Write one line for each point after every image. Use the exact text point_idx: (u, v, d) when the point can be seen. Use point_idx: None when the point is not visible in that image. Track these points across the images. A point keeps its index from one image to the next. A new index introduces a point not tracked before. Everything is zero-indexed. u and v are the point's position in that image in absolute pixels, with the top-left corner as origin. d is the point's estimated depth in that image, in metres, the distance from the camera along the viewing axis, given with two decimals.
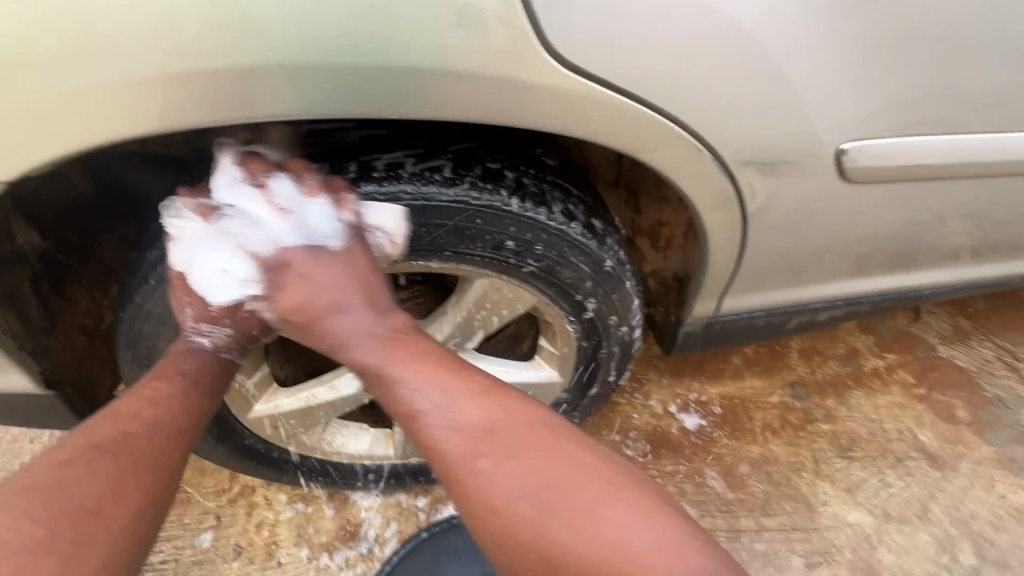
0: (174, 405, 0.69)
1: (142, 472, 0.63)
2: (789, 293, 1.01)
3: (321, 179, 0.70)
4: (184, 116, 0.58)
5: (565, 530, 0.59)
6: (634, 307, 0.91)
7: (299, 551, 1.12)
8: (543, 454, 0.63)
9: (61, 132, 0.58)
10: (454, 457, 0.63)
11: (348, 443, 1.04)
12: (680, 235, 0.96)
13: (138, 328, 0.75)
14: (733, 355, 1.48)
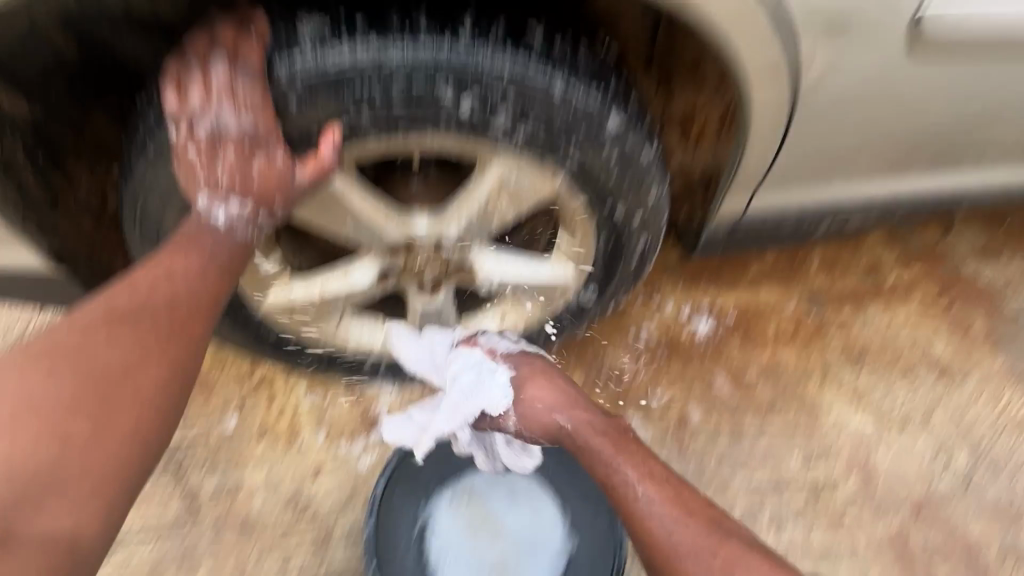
0: (192, 279, 0.70)
1: (165, 342, 0.67)
2: (822, 192, 0.96)
3: (329, 33, 0.65)
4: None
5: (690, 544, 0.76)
6: (658, 195, 0.84)
7: (320, 434, 1.18)
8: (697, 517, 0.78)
9: None
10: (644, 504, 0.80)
11: (364, 335, 1.04)
12: (714, 126, 0.87)
13: (142, 203, 0.73)
14: (752, 264, 1.45)
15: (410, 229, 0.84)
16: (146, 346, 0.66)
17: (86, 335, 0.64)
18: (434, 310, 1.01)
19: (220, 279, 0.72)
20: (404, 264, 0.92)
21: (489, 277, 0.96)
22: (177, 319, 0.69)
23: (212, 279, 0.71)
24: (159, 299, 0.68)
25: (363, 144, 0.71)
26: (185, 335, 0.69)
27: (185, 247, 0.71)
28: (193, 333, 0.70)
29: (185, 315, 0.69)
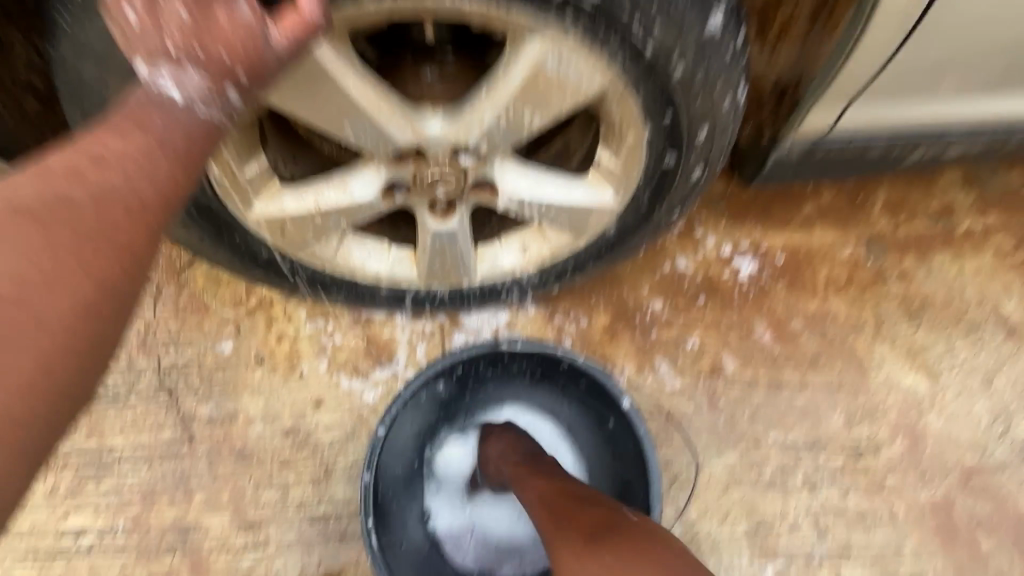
0: (133, 170, 0.47)
1: (94, 267, 0.44)
2: (919, 107, 0.79)
3: None
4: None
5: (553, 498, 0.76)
6: (732, 106, 0.69)
7: (321, 365, 1.09)
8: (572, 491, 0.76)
9: None
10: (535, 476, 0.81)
11: (367, 260, 0.92)
12: (806, 16, 0.68)
13: (81, 71, 0.61)
14: (806, 202, 1.27)
15: (421, 130, 0.68)
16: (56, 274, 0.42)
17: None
18: (448, 235, 0.86)
19: (175, 177, 0.48)
20: (414, 175, 0.77)
21: (512, 199, 0.81)
22: (95, 240, 0.44)
23: (167, 179, 0.48)
24: (82, 198, 0.44)
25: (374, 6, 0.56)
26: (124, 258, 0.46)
27: (124, 133, 0.47)
28: (132, 257, 0.46)
29: (130, 226, 0.46)
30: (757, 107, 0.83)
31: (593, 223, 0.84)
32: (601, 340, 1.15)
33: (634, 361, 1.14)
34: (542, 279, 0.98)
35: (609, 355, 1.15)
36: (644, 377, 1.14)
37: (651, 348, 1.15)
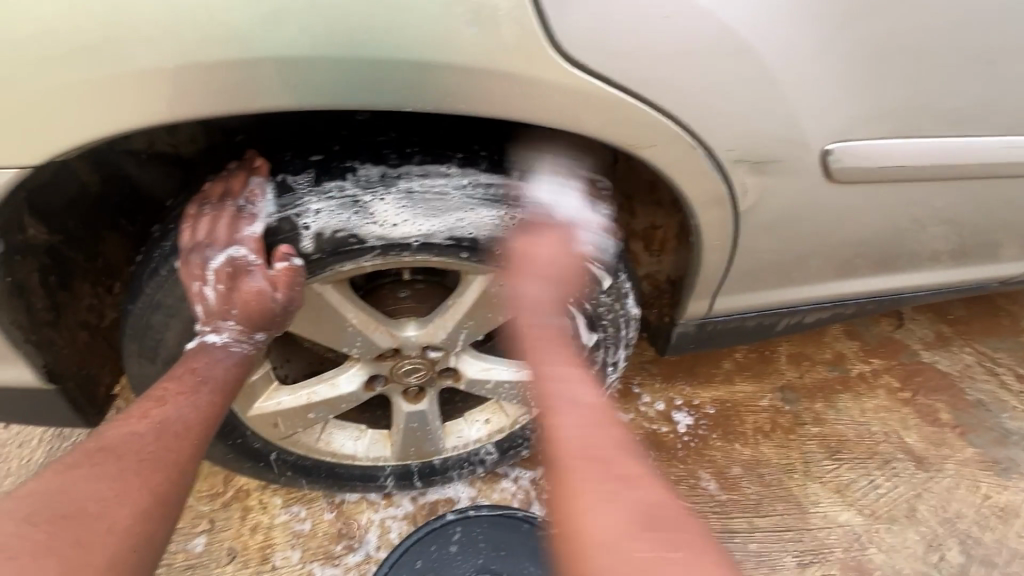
0: (184, 407, 0.70)
1: (153, 480, 0.63)
2: (776, 295, 1.05)
3: (314, 172, 0.73)
4: (203, 105, 0.59)
5: (615, 510, 0.59)
6: (626, 307, 0.93)
7: (294, 554, 1.11)
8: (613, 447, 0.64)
9: (69, 127, 0.58)
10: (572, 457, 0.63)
11: (347, 443, 1.04)
12: (673, 237, 1.02)
13: (148, 319, 0.76)
14: (724, 360, 1.51)
15: (399, 336, 0.88)
16: (127, 489, 0.61)
17: (73, 481, 0.60)
18: (419, 414, 1.01)
19: (210, 406, 0.72)
20: (391, 369, 0.93)
21: (471, 382, 1.00)
22: (156, 461, 0.64)
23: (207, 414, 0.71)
24: (148, 434, 0.66)
25: (348, 266, 0.76)
26: (178, 471, 0.65)
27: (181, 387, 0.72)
28: (182, 468, 0.65)
29: (180, 446, 0.67)
30: (660, 295, 1.11)
31: None
32: None
33: None
34: (503, 448, 1.11)
35: None
36: None
37: None
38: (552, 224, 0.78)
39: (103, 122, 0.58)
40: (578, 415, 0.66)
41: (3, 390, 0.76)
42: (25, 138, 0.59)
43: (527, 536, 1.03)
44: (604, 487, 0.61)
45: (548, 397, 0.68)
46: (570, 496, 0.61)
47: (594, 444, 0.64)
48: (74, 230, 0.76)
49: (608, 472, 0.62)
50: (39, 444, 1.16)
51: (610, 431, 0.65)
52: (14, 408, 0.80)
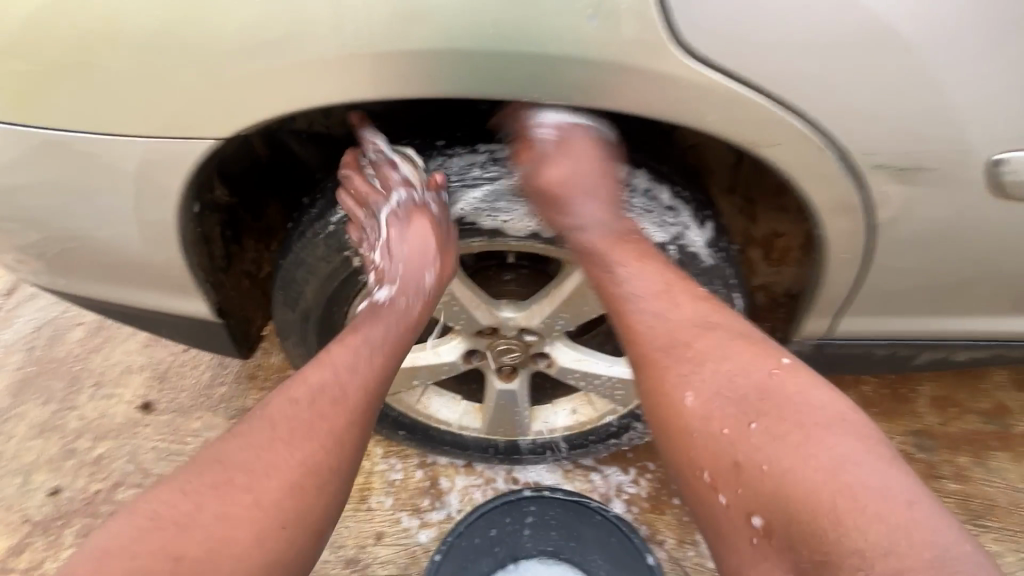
0: (349, 372, 0.76)
1: (323, 447, 0.70)
2: (918, 323, 0.92)
3: (435, 154, 0.78)
4: (344, 91, 0.65)
5: (711, 387, 0.67)
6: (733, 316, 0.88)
7: (387, 500, 1.22)
8: (709, 322, 0.72)
9: (244, 107, 0.67)
10: (667, 338, 0.72)
11: (441, 408, 1.13)
12: (796, 248, 0.95)
13: (293, 274, 0.86)
14: (847, 390, 1.36)
15: (498, 316, 0.92)
16: (288, 446, 0.69)
17: (247, 451, 0.69)
18: (510, 393, 1.06)
19: (380, 368, 0.78)
20: (488, 345, 0.99)
21: (561, 370, 1.02)
22: (320, 429, 0.71)
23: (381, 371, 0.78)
24: (330, 399, 0.73)
25: (459, 244, 0.82)
26: (342, 440, 0.72)
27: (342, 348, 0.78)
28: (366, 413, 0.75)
29: (340, 414, 0.73)
30: (774, 308, 1.05)
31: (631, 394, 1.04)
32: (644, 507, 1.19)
33: (675, 533, 1.16)
34: (588, 440, 1.12)
35: (657, 525, 1.17)
36: (686, 551, 1.15)
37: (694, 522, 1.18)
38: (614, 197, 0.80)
39: (263, 106, 0.67)
40: (729, 364, 0.68)
41: (187, 318, 0.94)
42: (210, 113, 0.68)
43: (598, 525, 1.03)
44: (788, 434, 0.61)
45: (694, 347, 0.70)
46: (743, 447, 0.63)
47: (746, 392, 0.66)
48: (246, 193, 0.91)
49: (789, 418, 0.62)
50: (206, 368, 1.41)
51: (775, 378, 0.66)
52: (191, 333, 0.98)
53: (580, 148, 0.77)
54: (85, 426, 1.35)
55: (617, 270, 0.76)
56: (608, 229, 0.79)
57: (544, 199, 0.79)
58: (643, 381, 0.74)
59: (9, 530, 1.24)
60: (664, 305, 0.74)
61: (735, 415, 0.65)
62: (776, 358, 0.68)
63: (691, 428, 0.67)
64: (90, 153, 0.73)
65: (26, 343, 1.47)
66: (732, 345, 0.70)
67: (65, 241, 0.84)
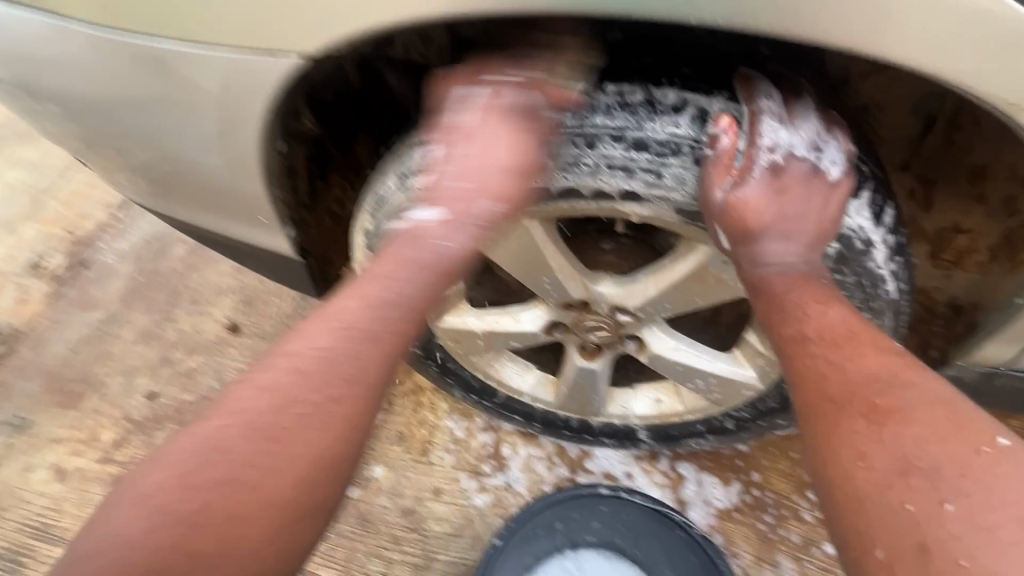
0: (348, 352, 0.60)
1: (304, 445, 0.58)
2: None
3: (549, 93, 0.61)
4: (449, 2, 0.52)
5: (894, 459, 0.49)
6: (885, 335, 0.70)
7: (448, 457, 1.19)
8: (903, 376, 0.54)
9: (342, 24, 0.57)
10: (853, 382, 0.54)
11: (514, 375, 1.05)
12: (984, 251, 0.75)
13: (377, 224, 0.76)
14: (990, 422, 1.13)
15: (594, 290, 0.80)
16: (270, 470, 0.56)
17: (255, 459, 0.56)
18: (591, 373, 0.96)
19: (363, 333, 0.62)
20: (575, 320, 0.88)
21: (653, 357, 0.90)
22: (316, 419, 0.58)
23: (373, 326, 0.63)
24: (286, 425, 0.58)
25: (557, 206, 0.66)
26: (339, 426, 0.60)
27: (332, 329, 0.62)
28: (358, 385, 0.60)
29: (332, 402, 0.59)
30: (929, 319, 0.84)
31: (733, 395, 0.90)
32: (720, 515, 1.08)
33: (752, 548, 1.06)
34: (672, 432, 1.02)
35: (731, 534, 1.07)
36: (763, 569, 1.04)
37: (775, 539, 1.06)
38: (809, 173, 0.62)
39: (358, 20, 0.56)
40: (917, 430, 0.50)
41: (273, 253, 0.92)
42: (304, 30, 0.59)
43: (678, 538, 0.94)
44: (996, 529, 0.43)
45: (881, 406, 0.52)
46: (934, 529, 0.45)
47: (933, 466, 0.48)
48: (335, 126, 0.84)
49: (997, 505, 0.44)
50: (286, 299, 1.44)
51: (976, 458, 0.47)
52: (274, 267, 0.96)
53: (815, 181, 0.62)
54: (179, 338, 1.41)
55: (797, 307, 0.59)
56: (802, 277, 0.61)
57: (729, 221, 0.62)
58: (808, 441, 0.55)
59: (113, 424, 1.33)
60: (830, 341, 0.57)
61: (924, 485, 0.47)
62: (981, 434, 0.49)
63: (861, 497, 0.49)
64: (175, 67, 0.66)
65: (133, 253, 1.54)
66: (947, 415, 0.50)
67: (156, 161, 0.81)
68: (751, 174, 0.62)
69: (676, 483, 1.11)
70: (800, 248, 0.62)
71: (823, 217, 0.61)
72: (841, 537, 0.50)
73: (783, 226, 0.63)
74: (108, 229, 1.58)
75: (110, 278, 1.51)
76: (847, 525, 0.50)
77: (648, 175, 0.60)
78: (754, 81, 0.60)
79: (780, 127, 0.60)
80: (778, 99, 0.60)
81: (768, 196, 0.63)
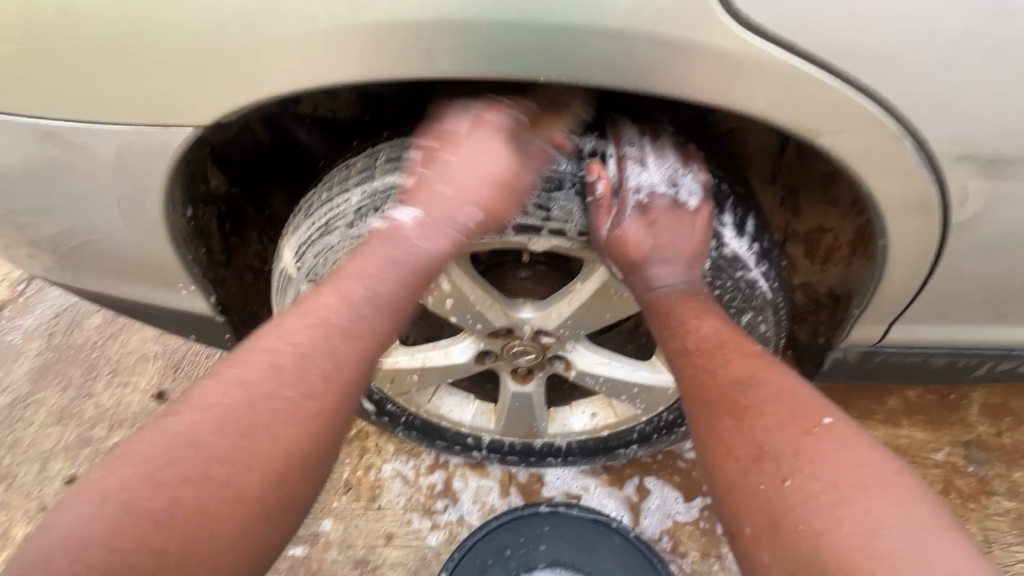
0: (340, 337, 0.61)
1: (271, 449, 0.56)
2: (982, 332, 0.82)
3: (437, 142, 0.67)
4: (323, 70, 0.57)
5: (749, 447, 0.58)
6: (769, 329, 0.79)
7: (398, 500, 1.18)
8: (757, 374, 0.63)
9: (227, 93, 0.60)
10: (721, 383, 0.63)
11: (455, 408, 1.07)
12: (846, 245, 0.85)
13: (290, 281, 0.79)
14: (890, 396, 1.25)
15: (513, 317, 0.85)
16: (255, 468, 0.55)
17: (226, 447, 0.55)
18: (525, 396, 1.00)
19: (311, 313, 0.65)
20: (501, 347, 0.92)
21: (581, 374, 0.95)
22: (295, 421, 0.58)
23: (398, 303, 0.66)
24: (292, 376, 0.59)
25: (465, 244, 0.71)
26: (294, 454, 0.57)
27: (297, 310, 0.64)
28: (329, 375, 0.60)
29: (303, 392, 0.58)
30: (814, 309, 0.96)
31: (658, 400, 0.96)
32: (665, 518, 1.13)
33: (698, 545, 1.11)
34: (610, 444, 1.06)
35: (678, 534, 1.12)
36: (710, 564, 1.09)
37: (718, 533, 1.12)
38: (674, 204, 0.70)
39: (244, 87, 0.59)
40: (766, 420, 0.59)
41: (191, 315, 0.90)
42: (191, 99, 0.61)
43: (616, 544, 0.99)
44: (822, 495, 0.52)
45: (742, 403, 0.61)
46: (780, 507, 0.53)
47: (778, 448, 0.56)
48: (248, 185, 0.85)
49: (822, 476, 0.53)
50: (217, 359, 1.39)
51: (810, 437, 0.56)
52: (194, 329, 0.94)
53: (679, 213, 0.70)
54: (99, 415, 1.33)
55: (679, 322, 0.69)
56: (684, 295, 0.71)
57: (615, 254, 0.71)
58: (696, 437, 0.64)
59: (27, 517, 1.22)
60: (700, 354, 0.66)
61: (771, 467, 0.56)
62: (814, 416, 0.57)
63: (732, 485, 0.57)
64: (69, 140, 0.67)
65: (42, 329, 1.44)
66: (788, 405, 0.59)
67: (54, 232, 0.79)
68: (623, 209, 0.69)
69: (622, 492, 1.16)
70: (687, 272, 0.71)
71: (694, 241, 0.70)
72: (728, 526, 0.58)
73: (663, 254, 0.71)
74: (11, 307, 1.48)
75: (17, 359, 1.41)
76: (729, 514, 0.58)
77: (538, 209, 0.66)
78: (620, 125, 0.67)
79: (640, 170, 0.67)
80: (638, 144, 0.67)
81: (644, 229, 0.71)
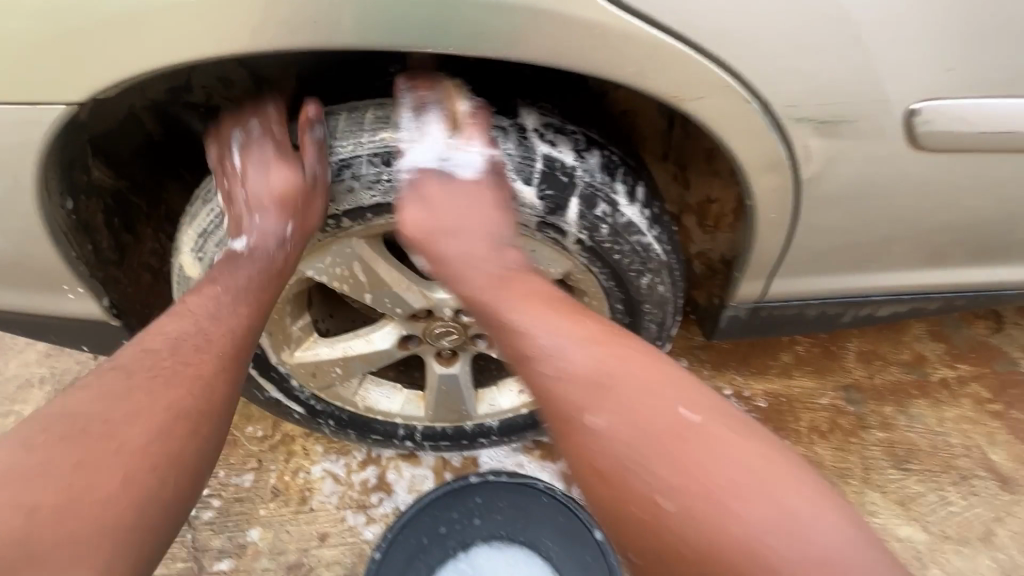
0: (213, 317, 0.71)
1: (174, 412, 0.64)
2: (846, 283, 0.93)
3: (343, 119, 0.71)
4: (209, 42, 0.56)
5: (628, 444, 0.61)
6: (667, 290, 0.86)
7: (330, 499, 1.16)
8: (617, 363, 0.65)
9: (104, 68, 0.57)
10: (579, 382, 0.64)
11: (382, 398, 1.06)
12: (730, 213, 0.93)
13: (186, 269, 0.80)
14: (782, 351, 1.40)
15: (431, 298, 0.86)
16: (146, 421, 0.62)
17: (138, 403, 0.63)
18: (450, 377, 1.02)
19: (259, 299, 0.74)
20: (423, 330, 0.93)
21: None
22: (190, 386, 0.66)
23: (251, 291, 0.75)
24: (190, 346, 0.68)
25: (374, 222, 0.75)
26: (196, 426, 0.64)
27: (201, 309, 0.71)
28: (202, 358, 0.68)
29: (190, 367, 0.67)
30: (711, 276, 1.04)
31: None
32: None
33: None
34: (538, 417, 1.10)
35: None
36: None
37: None
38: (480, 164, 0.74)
39: (120, 64, 0.57)
40: (638, 416, 0.62)
41: (80, 321, 0.83)
42: (64, 76, 0.57)
43: (547, 505, 1.01)
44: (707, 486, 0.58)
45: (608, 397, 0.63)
46: (667, 513, 0.59)
47: (659, 443, 0.60)
48: (138, 178, 0.80)
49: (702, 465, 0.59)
50: None
51: (685, 423, 0.61)
52: (86, 337, 0.86)
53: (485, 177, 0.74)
54: None
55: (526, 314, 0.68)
56: (515, 275, 0.72)
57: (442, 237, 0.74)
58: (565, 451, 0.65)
59: None
60: (564, 348, 0.66)
61: (656, 471, 0.60)
62: (682, 400, 0.63)
63: (620, 493, 0.61)
64: None
65: None
66: (651, 389, 0.63)
67: None
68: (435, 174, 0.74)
69: (553, 464, 1.20)
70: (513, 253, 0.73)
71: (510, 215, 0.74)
72: (608, 516, 0.63)
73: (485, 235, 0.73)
74: None
75: None
76: (612, 510, 0.62)
77: None
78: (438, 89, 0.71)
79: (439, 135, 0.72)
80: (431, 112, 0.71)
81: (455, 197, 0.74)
